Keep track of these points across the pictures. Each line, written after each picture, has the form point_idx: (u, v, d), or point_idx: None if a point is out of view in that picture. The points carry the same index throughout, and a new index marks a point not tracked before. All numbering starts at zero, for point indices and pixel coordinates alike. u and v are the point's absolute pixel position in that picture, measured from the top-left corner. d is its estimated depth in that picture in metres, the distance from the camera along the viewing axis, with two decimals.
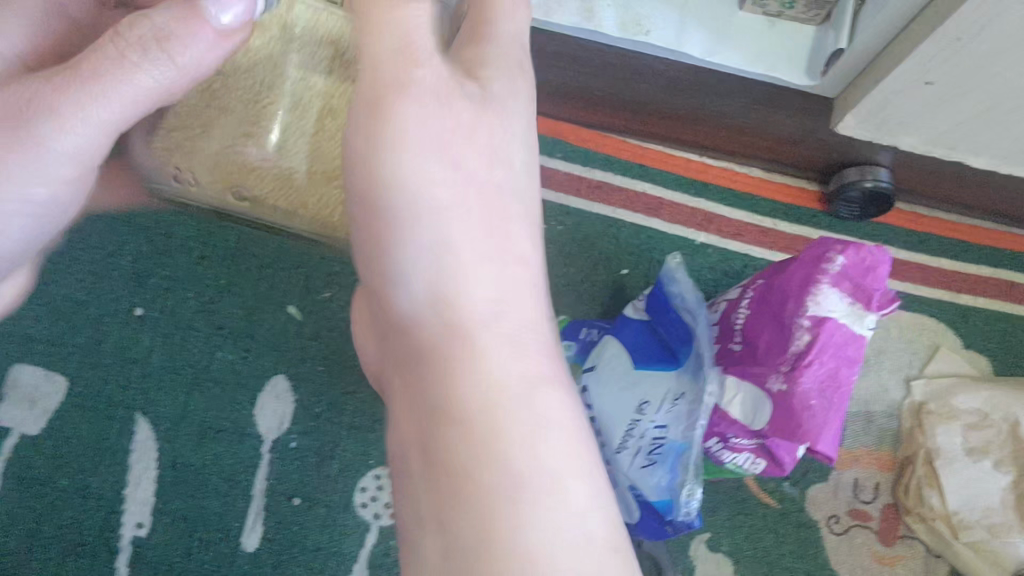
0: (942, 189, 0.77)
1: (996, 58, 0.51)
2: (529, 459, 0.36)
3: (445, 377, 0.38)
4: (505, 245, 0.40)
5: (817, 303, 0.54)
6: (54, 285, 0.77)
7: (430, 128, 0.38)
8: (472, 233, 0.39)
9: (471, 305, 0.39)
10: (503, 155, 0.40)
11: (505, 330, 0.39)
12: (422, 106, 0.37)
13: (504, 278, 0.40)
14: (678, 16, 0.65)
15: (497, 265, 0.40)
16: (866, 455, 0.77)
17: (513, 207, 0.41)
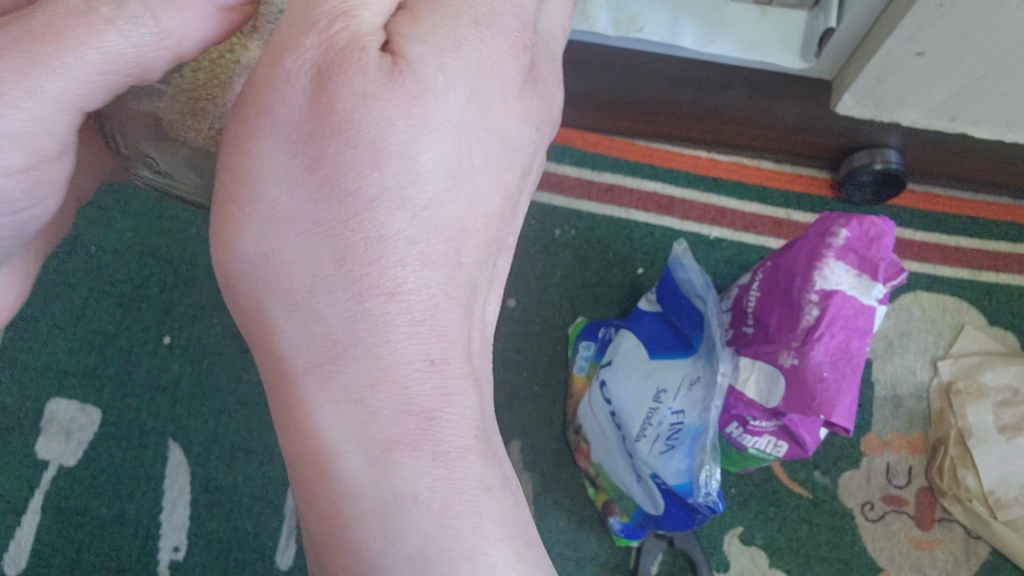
0: (953, 167, 0.77)
1: (983, 22, 0.52)
2: (391, 534, 0.30)
3: (295, 432, 0.31)
4: (383, 268, 0.30)
5: (824, 277, 0.55)
6: (86, 319, 0.80)
7: (301, 112, 0.29)
8: (322, 247, 0.30)
9: (324, 337, 0.30)
10: (395, 154, 0.29)
11: (382, 384, 0.30)
12: (286, 86, 0.29)
13: (375, 316, 0.30)
14: (670, 13, 0.66)
15: (364, 296, 0.30)
16: (897, 439, 0.76)
17: (406, 219, 0.30)
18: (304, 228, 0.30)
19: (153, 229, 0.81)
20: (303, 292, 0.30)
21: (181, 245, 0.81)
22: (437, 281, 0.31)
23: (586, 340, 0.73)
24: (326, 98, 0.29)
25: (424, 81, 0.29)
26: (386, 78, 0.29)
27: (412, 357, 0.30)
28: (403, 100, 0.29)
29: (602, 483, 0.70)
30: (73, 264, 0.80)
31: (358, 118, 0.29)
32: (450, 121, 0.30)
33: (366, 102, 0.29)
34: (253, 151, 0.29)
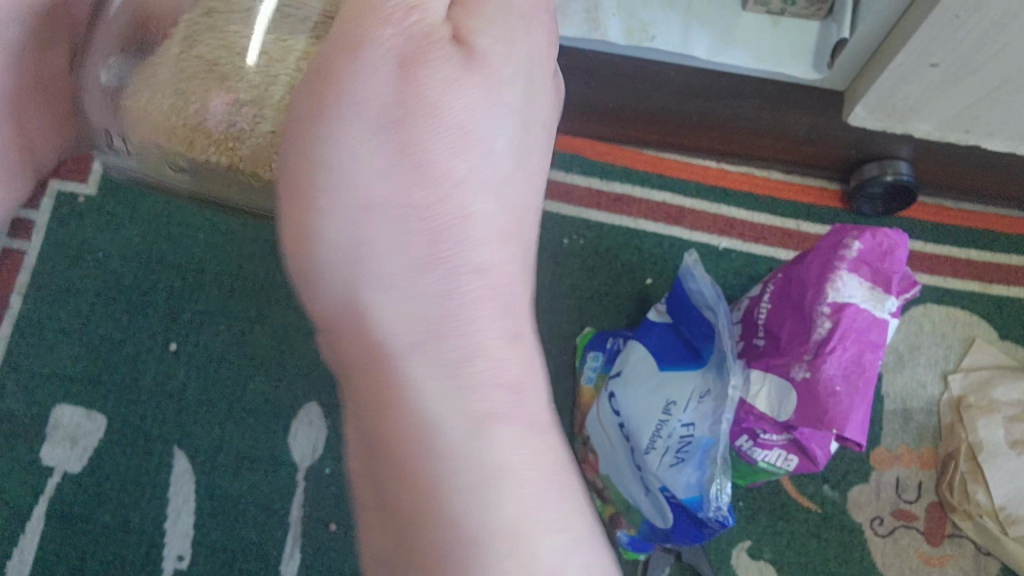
0: (964, 180, 0.76)
1: (998, 34, 0.52)
2: (491, 507, 0.29)
3: (379, 412, 0.30)
4: (471, 250, 0.30)
5: (837, 290, 0.54)
6: (92, 326, 0.79)
7: (388, 96, 0.28)
8: (417, 229, 0.29)
9: (415, 322, 0.29)
10: (476, 135, 0.30)
11: (470, 369, 0.30)
12: (372, 69, 0.28)
13: (463, 295, 0.29)
14: (682, 21, 0.66)
15: (454, 276, 0.29)
16: (907, 454, 0.75)
17: (487, 197, 0.30)
18: (397, 214, 0.29)
19: (160, 236, 0.81)
20: (396, 281, 0.29)
21: (187, 251, 0.81)
22: (507, 260, 0.31)
23: (594, 351, 0.73)
24: (411, 81, 0.28)
25: (492, 65, 0.30)
26: (462, 64, 0.29)
27: (493, 333, 0.30)
28: (479, 85, 0.29)
29: (609, 494, 0.69)
30: (80, 269, 0.81)
31: (445, 101, 0.29)
32: (512, 107, 0.31)
33: (449, 85, 0.29)
34: (338, 138, 0.28)
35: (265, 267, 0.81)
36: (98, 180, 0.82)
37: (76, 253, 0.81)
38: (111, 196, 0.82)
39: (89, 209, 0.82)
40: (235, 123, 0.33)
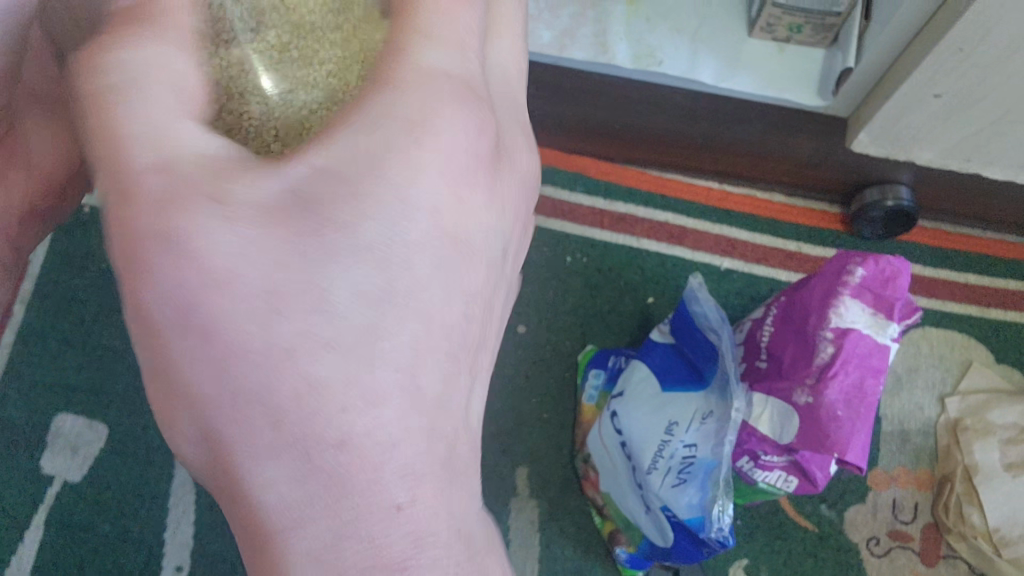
0: (963, 206, 0.78)
1: (999, 68, 0.53)
2: None
3: None
4: (337, 457, 0.23)
5: (839, 315, 0.55)
6: (95, 335, 0.80)
7: (177, 291, 0.21)
8: (258, 428, 0.23)
9: (288, 533, 0.24)
10: (308, 288, 0.22)
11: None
12: (146, 239, 0.21)
13: (336, 501, 0.23)
14: (690, 46, 0.69)
15: (315, 478, 0.23)
16: (903, 475, 0.76)
17: (351, 389, 0.23)
18: (224, 433, 0.23)
19: None
20: (249, 500, 0.23)
21: None
22: (396, 439, 0.24)
23: (596, 369, 0.74)
24: (186, 265, 0.21)
25: (329, 198, 0.23)
26: (266, 205, 0.22)
27: (384, 532, 0.24)
28: (302, 239, 0.22)
29: (609, 512, 0.70)
30: (83, 280, 0.81)
31: (237, 260, 0.22)
32: (372, 244, 0.23)
33: (237, 237, 0.22)
34: (146, 346, 0.23)
35: None
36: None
37: (81, 264, 0.81)
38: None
39: (94, 220, 0.82)
40: None
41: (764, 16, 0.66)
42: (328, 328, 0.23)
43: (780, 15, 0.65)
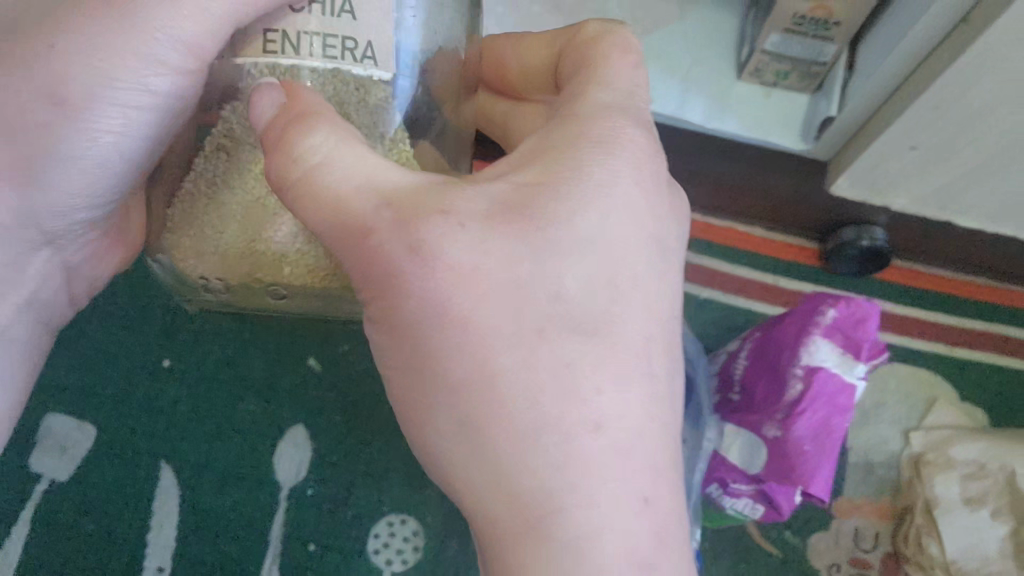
0: (935, 248, 0.81)
1: (972, 127, 0.57)
2: None
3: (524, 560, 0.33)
4: (583, 414, 0.32)
5: (810, 354, 0.58)
6: (87, 338, 0.81)
7: (442, 283, 0.32)
8: (519, 386, 0.32)
9: (537, 471, 0.32)
10: (545, 288, 0.32)
11: (571, 506, 0.32)
12: (422, 248, 0.32)
13: (574, 443, 0.32)
14: (679, 86, 0.71)
15: (561, 425, 0.32)
16: (866, 505, 0.79)
17: (574, 338, 0.33)
18: (483, 388, 0.33)
19: None
20: (512, 447, 0.32)
21: None
22: (625, 399, 0.33)
23: None
24: (437, 263, 0.32)
25: (554, 231, 0.33)
26: (484, 225, 0.32)
27: (610, 471, 0.32)
28: (525, 236, 0.33)
29: None
30: None
31: (468, 260, 0.32)
32: (585, 256, 0.33)
33: (459, 243, 0.32)
34: (428, 337, 0.33)
35: None
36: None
37: None
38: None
39: None
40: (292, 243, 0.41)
41: (754, 61, 0.68)
42: (573, 315, 0.33)
43: (769, 61, 0.68)
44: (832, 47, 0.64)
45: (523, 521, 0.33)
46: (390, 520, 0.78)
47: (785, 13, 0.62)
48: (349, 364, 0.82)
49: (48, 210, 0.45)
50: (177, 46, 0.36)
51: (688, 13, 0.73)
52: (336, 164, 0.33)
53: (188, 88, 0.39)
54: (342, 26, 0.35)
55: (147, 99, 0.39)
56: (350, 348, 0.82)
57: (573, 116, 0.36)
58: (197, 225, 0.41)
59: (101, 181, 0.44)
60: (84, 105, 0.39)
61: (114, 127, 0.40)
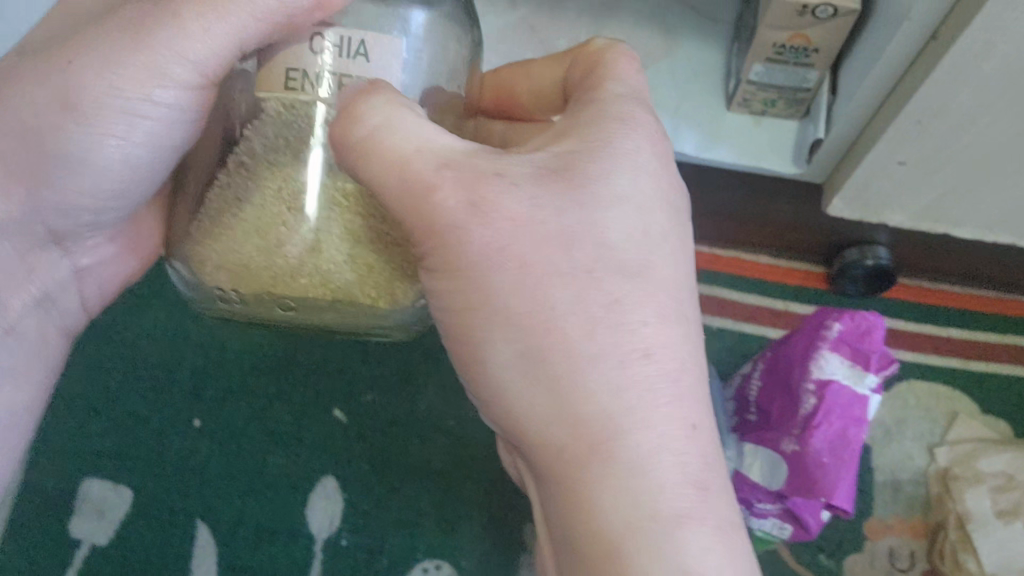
0: (939, 263, 0.82)
1: (956, 138, 0.59)
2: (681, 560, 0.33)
3: (595, 503, 0.34)
4: (638, 350, 0.34)
5: (820, 367, 0.59)
6: (120, 403, 0.83)
7: (497, 230, 0.33)
8: (579, 325, 0.33)
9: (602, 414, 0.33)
10: (602, 236, 0.34)
11: (636, 427, 0.33)
12: (481, 199, 0.33)
13: (637, 379, 0.33)
14: (671, 118, 0.73)
15: (622, 363, 0.33)
16: (898, 523, 0.78)
17: (621, 279, 0.34)
18: (543, 331, 0.33)
19: (185, 318, 0.86)
20: (573, 391, 0.33)
21: (211, 332, 0.85)
22: (674, 341, 0.35)
23: None
24: (493, 213, 0.33)
25: (599, 185, 0.34)
26: (539, 178, 0.34)
27: (666, 414, 0.34)
28: (570, 193, 0.34)
29: None
30: (108, 349, 0.85)
31: (524, 210, 0.33)
32: (629, 210, 0.35)
33: (516, 195, 0.33)
34: (486, 286, 0.34)
35: (282, 346, 0.85)
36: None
37: (104, 333, 0.85)
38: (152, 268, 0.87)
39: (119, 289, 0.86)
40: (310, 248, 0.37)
41: (740, 93, 0.71)
42: (622, 261, 0.34)
43: (755, 91, 0.70)
44: (814, 73, 0.67)
45: (588, 445, 0.34)
46: (425, 566, 0.78)
47: (765, 44, 0.65)
48: (373, 413, 0.83)
49: (58, 210, 0.48)
50: (188, 67, 0.40)
51: (675, 52, 0.76)
52: (397, 127, 0.33)
53: (199, 100, 0.43)
54: (356, 68, 0.36)
55: (153, 108, 0.42)
56: (372, 398, 0.84)
57: (594, 100, 0.37)
58: (215, 235, 0.38)
59: (115, 184, 0.47)
60: (91, 113, 0.42)
61: (121, 132, 0.44)
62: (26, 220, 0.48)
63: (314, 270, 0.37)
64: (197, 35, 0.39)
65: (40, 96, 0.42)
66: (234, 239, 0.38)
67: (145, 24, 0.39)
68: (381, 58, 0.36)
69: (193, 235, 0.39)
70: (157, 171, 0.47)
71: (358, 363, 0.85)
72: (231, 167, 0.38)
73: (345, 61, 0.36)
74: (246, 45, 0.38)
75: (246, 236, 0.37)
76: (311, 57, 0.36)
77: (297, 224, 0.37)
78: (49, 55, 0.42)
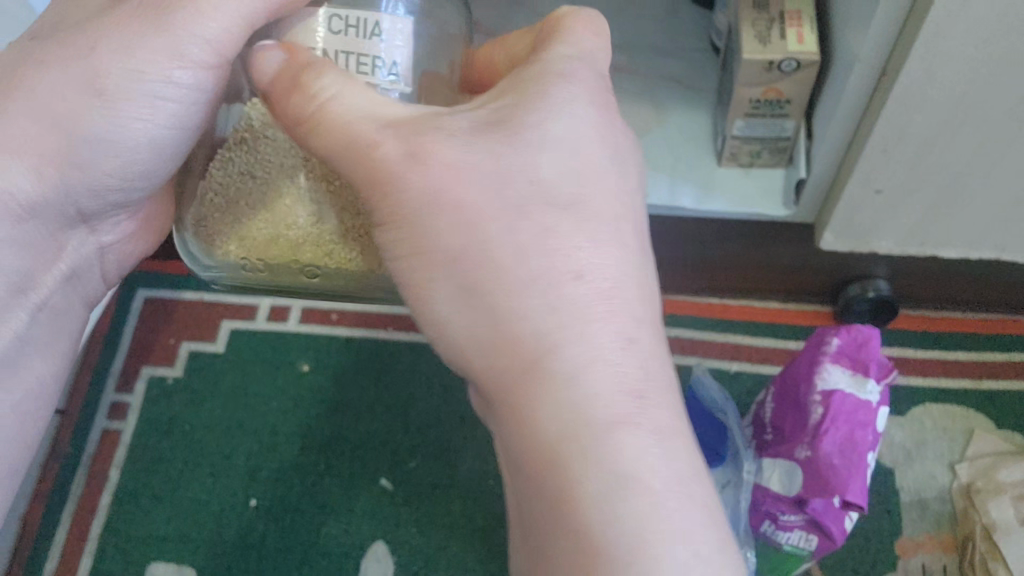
0: (937, 289, 0.87)
1: (921, 160, 0.65)
2: (610, 455, 0.35)
3: (532, 408, 0.37)
4: (572, 269, 0.37)
5: (824, 379, 0.65)
6: (182, 491, 0.88)
7: (437, 180, 0.38)
8: (513, 244, 0.37)
9: (536, 321, 0.37)
10: (532, 168, 0.38)
11: (567, 336, 0.36)
12: (420, 152, 0.38)
13: (565, 291, 0.37)
14: (669, 179, 0.81)
15: (557, 279, 0.37)
16: (929, 541, 0.81)
17: (551, 208, 0.38)
18: (485, 259, 0.37)
19: (239, 405, 0.92)
20: (510, 304, 0.37)
21: (263, 417, 0.91)
22: (607, 262, 0.38)
23: None
24: (432, 164, 0.38)
25: (526, 129, 0.38)
26: (474, 130, 0.39)
27: (600, 322, 0.37)
28: (504, 139, 0.38)
29: None
30: (170, 440, 0.91)
31: (456, 154, 0.38)
32: (560, 147, 0.39)
33: (448, 145, 0.38)
34: (427, 229, 0.38)
35: (330, 425, 0.91)
36: (225, 339, 0.95)
37: (166, 428, 0.91)
38: (214, 366, 0.94)
39: (176, 387, 0.93)
40: (311, 215, 0.46)
41: (727, 148, 0.79)
42: (554, 189, 0.38)
43: (741, 145, 0.78)
44: (791, 122, 0.74)
45: (525, 362, 0.37)
46: None
47: (742, 101, 0.72)
48: (418, 479, 0.88)
49: (86, 190, 0.51)
50: (207, 46, 0.44)
51: (665, 121, 0.84)
52: (349, 96, 0.39)
53: (214, 80, 0.47)
54: (368, 46, 0.42)
55: (176, 88, 0.46)
56: (416, 464, 0.89)
57: (539, 60, 0.41)
58: (233, 217, 0.46)
59: (134, 167, 0.50)
60: (114, 97, 0.46)
61: (144, 114, 0.47)
62: (55, 198, 0.50)
63: (314, 235, 0.46)
64: (214, 13, 0.43)
65: (63, 80, 0.45)
66: (252, 218, 0.46)
67: (166, 10, 0.44)
68: (387, 38, 0.42)
69: (202, 209, 0.47)
70: (176, 152, 0.50)
71: (400, 433, 0.90)
72: (237, 144, 0.47)
73: (358, 40, 0.42)
74: (256, 16, 0.43)
75: (263, 214, 0.46)
76: (326, 36, 0.42)
77: (298, 198, 0.46)
78: (72, 40, 0.45)
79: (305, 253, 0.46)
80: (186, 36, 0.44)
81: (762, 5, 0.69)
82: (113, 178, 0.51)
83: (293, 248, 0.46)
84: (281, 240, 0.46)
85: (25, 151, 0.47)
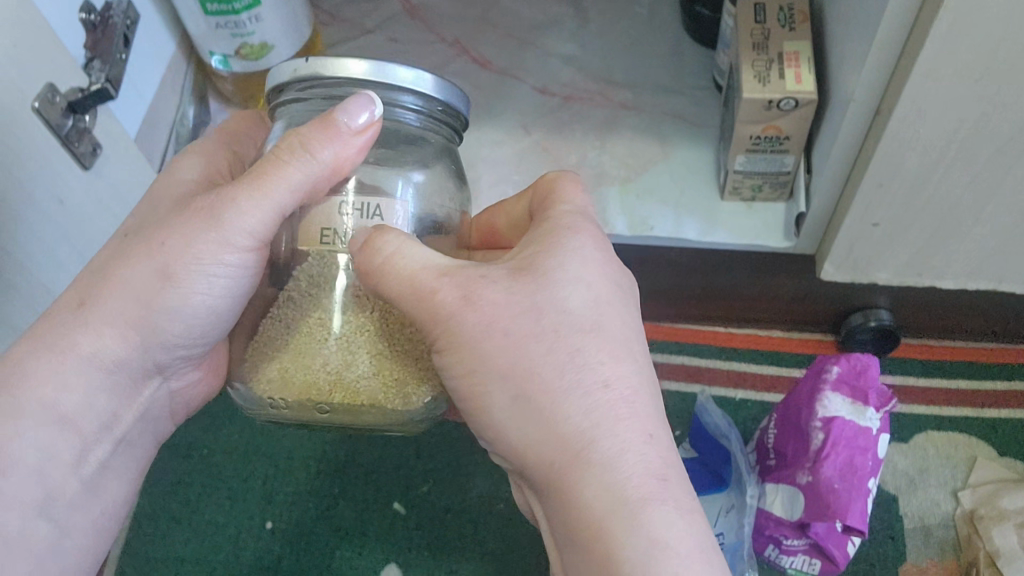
0: (938, 320, 0.90)
1: (915, 195, 0.67)
2: (644, 532, 0.41)
3: (575, 499, 0.42)
4: (601, 381, 0.43)
5: (824, 406, 0.67)
6: (199, 513, 0.90)
7: (485, 310, 0.43)
8: (556, 363, 0.43)
9: (575, 426, 0.42)
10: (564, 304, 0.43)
11: (601, 437, 0.42)
12: (475, 292, 0.43)
13: (599, 402, 0.43)
14: (673, 212, 0.83)
15: (590, 390, 0.43)
16: (934, 566, 0.82)
17: (579, 334, 0.43)
18: (529, 373, 0.43)
19: (253, 431, 0.94)
20: (552, 411, 0.42)
21: (281, 442, 0.93)
22: (630, 373, 0.44)
23: None
24: (481, 300, 0.43)
25: (555, 270, 0.44)
26: (512, 274, 0.44)
27: (627, 427, 0.42)
28: (536, 278, 0.44)
29: None
30: (185, 465, 0.93)
31: (501, 293, 0.43)
32: (586, 284, 0.44)
33: (496, 287, 0.43)
34: (478, 354, 0.43)
35: (345, 446, 0.93)
36: None
37: (183, 450, 0.93)
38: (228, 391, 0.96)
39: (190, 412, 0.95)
40: (337, 359, 0.48)
41: (730, 182, 0.81)
42: (581, 316, 0.44)
43: (743, 179, 0.80)
44: (790, 158, 0.77)
45: (570, 456, 0.42)
46: None
47: (743, 138, 0.75)
48: (428, 503, 0.90)
49: (166, 357, 0.55)
50: (248, 234, 0.49)
51: (670, 155, 0.87)
52: (406, 244, 0.44)
53: (256, 257, 0.51)
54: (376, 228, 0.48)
55: (230, 270, 0.50)
56: (427, 488, 0.91)
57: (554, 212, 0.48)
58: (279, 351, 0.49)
59: (207, 334, 0.55)
60: (183, 283, 0.50)
61: (209, 292, 0.51)
62: (138, 365, 0.54)
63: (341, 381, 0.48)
64: (252, 210, 0.47)
65: (142, 272, 0.50)
66: (288, 357, 0.49)
67: (212, 210, 0.48)
68: (392, 219, 0.48)
69: (257, 346, 0.51)
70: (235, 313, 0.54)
71: (412, 459, 0.92)
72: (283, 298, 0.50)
73: (366, 221, 0.48)
74: (286, 204, 0.47)
75: (299, 354, 0.48)
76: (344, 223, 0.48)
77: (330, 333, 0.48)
78: (142, 242, 0.50)
79: (332, 393, 0.48)
80: (226, 226, 0.48)
81: (761, 47, 0.72)
82: (190, 343, 0.55)
83: (320, 391, 0.48)
84: (310, 383, 0.48)
85: (114, 328, 0.51)
